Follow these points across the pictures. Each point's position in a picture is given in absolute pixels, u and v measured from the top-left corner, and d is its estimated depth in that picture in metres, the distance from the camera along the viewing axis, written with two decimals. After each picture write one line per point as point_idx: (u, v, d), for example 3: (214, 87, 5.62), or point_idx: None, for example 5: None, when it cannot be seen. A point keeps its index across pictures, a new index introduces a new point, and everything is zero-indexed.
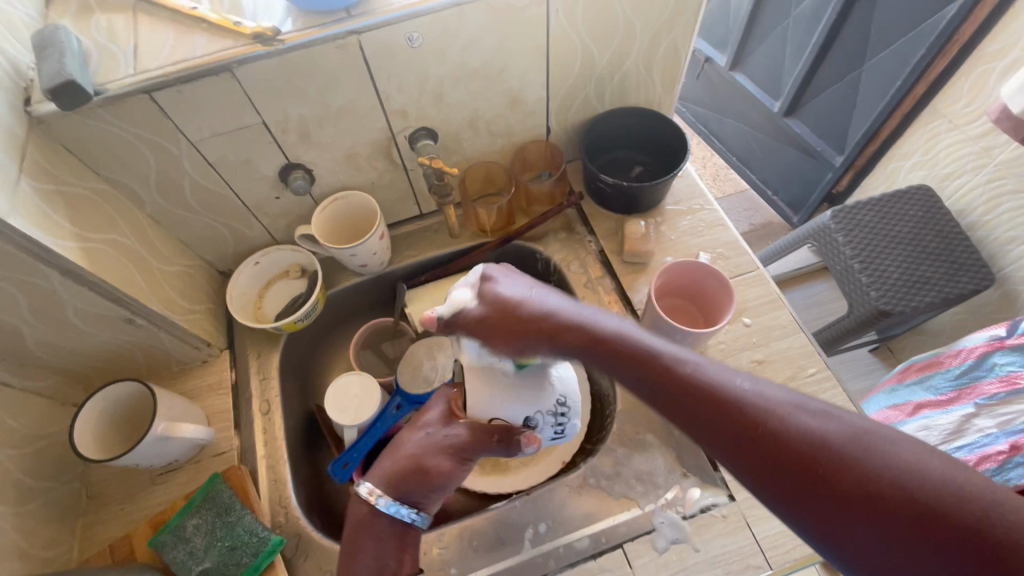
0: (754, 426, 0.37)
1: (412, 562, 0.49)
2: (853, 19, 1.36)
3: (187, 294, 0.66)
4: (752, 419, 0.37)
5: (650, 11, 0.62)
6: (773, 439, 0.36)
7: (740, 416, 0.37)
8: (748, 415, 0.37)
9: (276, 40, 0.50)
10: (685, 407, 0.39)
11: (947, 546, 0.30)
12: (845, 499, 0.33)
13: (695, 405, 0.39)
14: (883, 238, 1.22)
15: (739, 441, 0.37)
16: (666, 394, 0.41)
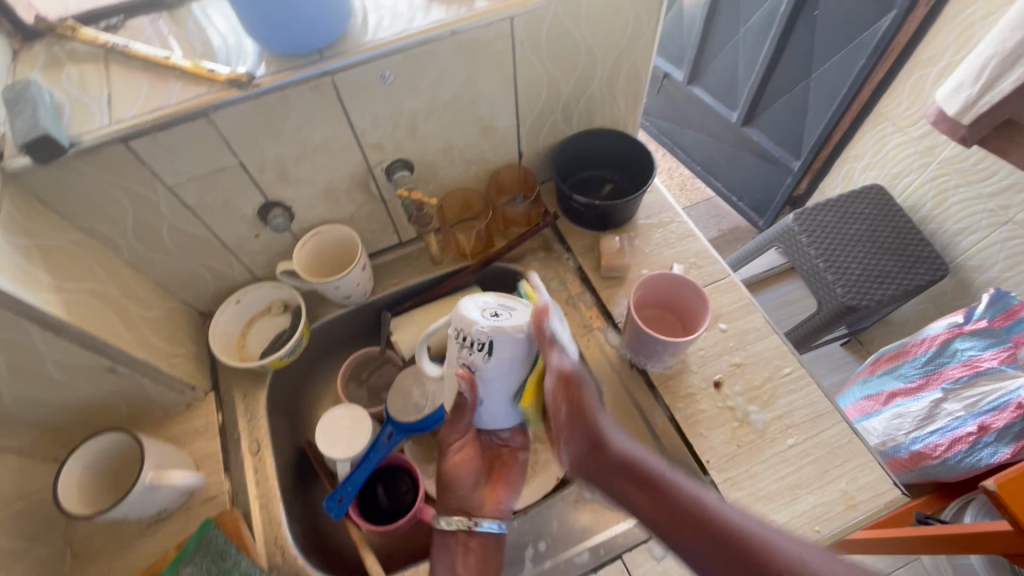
0: (686, 514, 0.44)
1: (479, 557, 0.54)
2: (797, 32, 1.43)
3: (169, 338, 0.65)
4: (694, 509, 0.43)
5: (609, 39, 0.66)
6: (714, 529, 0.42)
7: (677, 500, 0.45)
8: (690, 506, 0.44)
9: (252, 84, 0.51)
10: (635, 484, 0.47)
11: None
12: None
13: (656, 490, 0.46)
14: (844, 237, 1.28)
15: (663, 506, 0.45)
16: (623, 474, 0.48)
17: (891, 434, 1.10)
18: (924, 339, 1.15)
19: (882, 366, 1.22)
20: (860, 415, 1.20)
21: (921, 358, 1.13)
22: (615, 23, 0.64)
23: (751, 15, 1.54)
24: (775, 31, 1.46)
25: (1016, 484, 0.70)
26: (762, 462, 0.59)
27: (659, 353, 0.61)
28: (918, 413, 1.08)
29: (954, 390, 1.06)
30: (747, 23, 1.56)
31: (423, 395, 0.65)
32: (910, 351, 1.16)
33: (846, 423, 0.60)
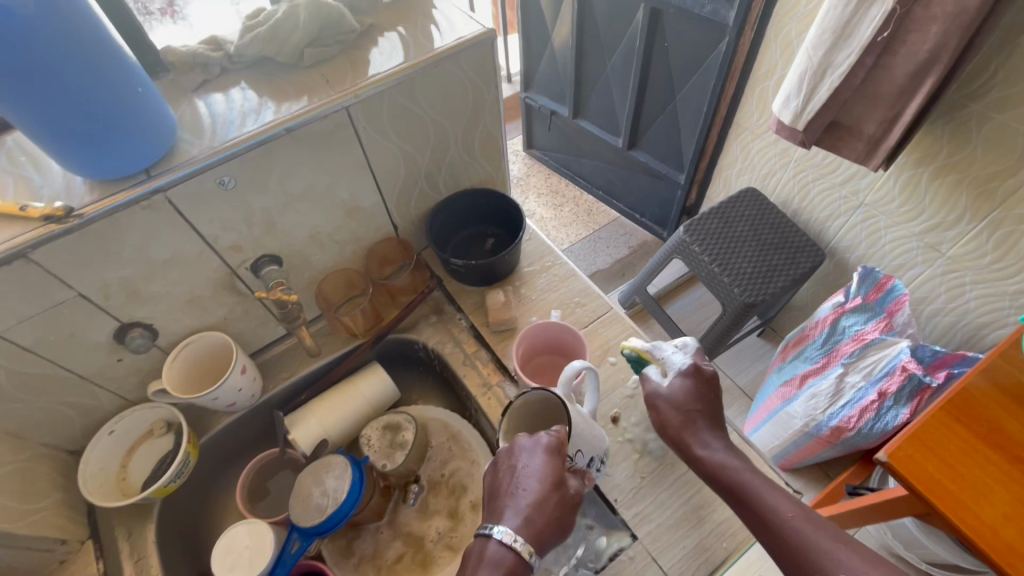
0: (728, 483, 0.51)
1: None
2: (655, 63, 1.56)
3: (26, 493, 0.59)
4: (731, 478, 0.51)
5: (454, 110, 0.69)
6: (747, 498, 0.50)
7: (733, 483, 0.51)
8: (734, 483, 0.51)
9: (70, 216, 0.49)
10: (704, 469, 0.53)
11: None
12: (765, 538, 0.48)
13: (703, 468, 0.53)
14: (731, 241, 1.38)
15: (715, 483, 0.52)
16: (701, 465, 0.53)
17: (812, 413, 1.17)
18: (818, 322, 1.22)
19: (791, 352, 1.29)
20: (784, 401, 1.27)
21: (818, 340, 1.21)
22: (456, 96, 0.67)
23: (613, 51, 1.66)
24: (636, 63, 1.58)
25: (904, 451, 0.69)
26: (665, 489, 0.60)
27: None
28: (828, 390, 1.15)
29: (852, 363, 1.13)
30: (612, 58, 1.68)
31: (325, 494, 0.62)
32: (810, 334, 1.24)
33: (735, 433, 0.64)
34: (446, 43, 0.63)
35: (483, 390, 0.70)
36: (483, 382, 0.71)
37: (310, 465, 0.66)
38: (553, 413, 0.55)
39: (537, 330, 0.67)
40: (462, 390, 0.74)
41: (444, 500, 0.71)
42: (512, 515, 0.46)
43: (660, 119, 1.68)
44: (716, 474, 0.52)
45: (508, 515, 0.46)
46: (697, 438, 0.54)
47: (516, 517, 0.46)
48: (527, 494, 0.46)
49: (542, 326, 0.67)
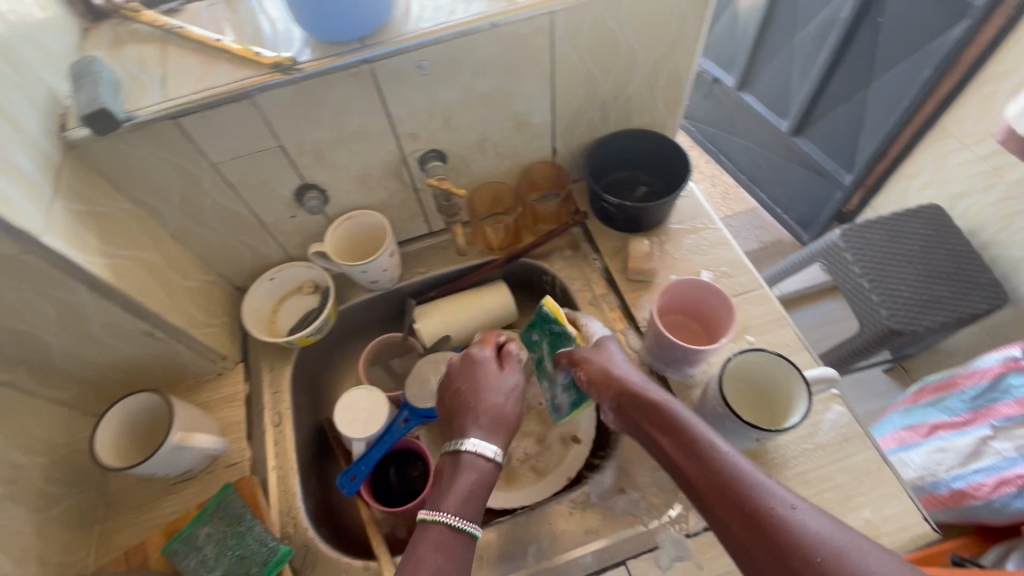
0: (720, 488, 0.41)
1: (466, 503, 0.47)
2: (859, 40, 1.36)
3: (205, 308, 0.68)
4: (731, 478, 0.41)
5: (650, 39, 0.64)
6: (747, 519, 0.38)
7: (735, 495, 0.40)
8: (730, 498, 0.40)
9: (294, 68, 0.53)
10: (691, 462, 0.43)
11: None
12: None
13: (697, 460, 0.43)
14: (893, 257, 1.21)
15: (706, 497, 0.41)
16: (685, 463, 0.44)
17: (931, 468, 0.96)
18: (974, 372, 1.06)
19: (927, 397, 1.13)
20: (896, 445, 1.10)
21: (969, 392, 1.04)
22: (658, 22, 0.62)
23: (810, 20, 1.47)
24: (835, 37, 1.40)
25: None
26: (781, 482, 0.57)
27: (678, 360, 0.61)
28: (963, 448, 0.97)
29: (1004, 428, 0.95)
30: (805, 28, 1.50)
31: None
32: (958, 383, 1.07)
33: (874, 450, 0.58)
34: None
35: None
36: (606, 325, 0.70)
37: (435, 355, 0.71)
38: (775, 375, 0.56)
39: (677, 286, 0.62)
40: None
41: (537, 425, 0.73)
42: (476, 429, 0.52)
43: (842, 107, 1.47)
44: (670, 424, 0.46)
45: (468, 430, 0.52)
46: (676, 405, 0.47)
47: (464, 431, 0.52)
48: (497, 413, 0.53)
49: (685, 282, 0.62)
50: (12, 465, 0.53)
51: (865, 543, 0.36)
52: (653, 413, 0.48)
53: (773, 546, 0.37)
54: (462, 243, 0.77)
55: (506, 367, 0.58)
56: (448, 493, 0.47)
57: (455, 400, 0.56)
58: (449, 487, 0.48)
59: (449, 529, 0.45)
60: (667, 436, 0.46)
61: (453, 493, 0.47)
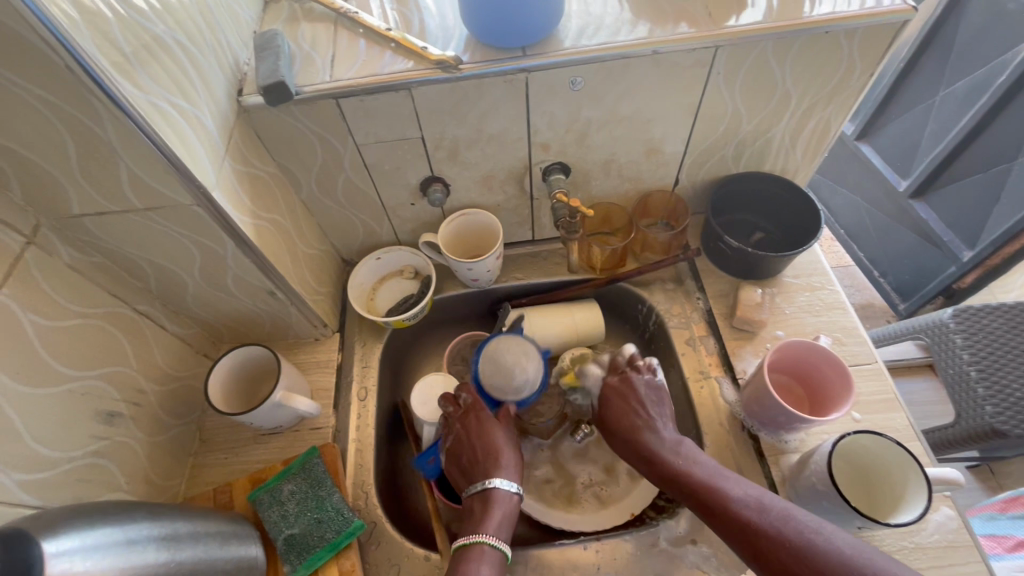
0: (745, 530, 0.47)
1: (500, 524, 0.56)
2: (1013, 107, 1.25)
3: (317, 276, 0.72)
4: (749, 522, 0.47)
5: (810, 86, 0.61)
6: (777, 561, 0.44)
7: (755, 533, 0.46)
8: (756, 539, 0.46)
9: (456, 68, 0.55)
10: (714, 513, 0.49)
11: None
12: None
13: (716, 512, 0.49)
14: (1009, 351, 1.09)
15: (740, 545, 0.47)
16: (708, 512, 0.50)
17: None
18: None
19: (1019, 509, 0.91)
20: None
21: None
22: (822, 72, 0.60)
23: (959, 78, 1.37)
24: (986, 100, 1.29)
25: None
26: None
27: (778, 423, 0.58)
28: None
29: None
30: (951, 86, 1.39)
31: (524, 380, 0.64)
32: None
33: (984, 565, 0.53)
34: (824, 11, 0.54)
35: (698, 376, 0.67)
36: (700, 368, 0.68)
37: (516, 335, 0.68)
38: (893, 461, 0.51)
39: (791, 346, 0.59)
40: (670, 366, 0.72)
41: (607, 452, 0.72)
42: (501, 471, 0.59)
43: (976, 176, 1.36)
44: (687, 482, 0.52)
45: (492, 471, 0.59)
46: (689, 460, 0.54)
47: (487, 474, 0.59)
48: (510, 457, 0.61)
49: (801, 344, 0.59)
50: (138, 389, 0.58)
51: (884, 557, 0.41)
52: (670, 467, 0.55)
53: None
54: (576, 262, 0.77)
55: (501, 421, 0.64)
56: (486, 523, 0.55)
57: (469, 450, 0.62)
58: (484, 517, 0.56)
59: (496, 553, 0.53)
60: (688, 490, 0.52)
61: (494, 521, 0.55)
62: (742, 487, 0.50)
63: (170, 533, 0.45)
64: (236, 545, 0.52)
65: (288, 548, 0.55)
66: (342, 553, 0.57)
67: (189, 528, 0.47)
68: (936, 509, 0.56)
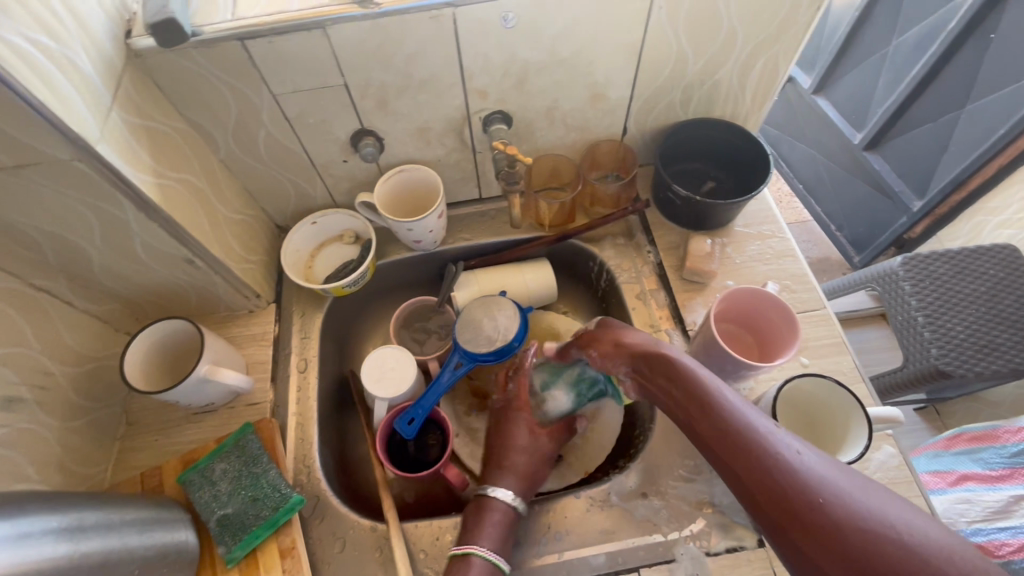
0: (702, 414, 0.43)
1: (491, 533, 0.52)
2: (964, 54, 1.25)
3: (245, 243, 0.67)
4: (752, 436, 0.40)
5: (757, 21, 0.58)
6: (767, 475, 0.38)
7: (749, 446, 0.40)
8: (747, 452, 0.40)
9: (373, 3, 0.50)
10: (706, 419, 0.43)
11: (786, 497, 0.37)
12: (796, 526, 0.37)
13: (713, 420, 0.42)
14: (955, 295, 1.11)
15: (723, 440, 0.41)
16: (699, 420, 0.43)
17: (951, 517, 0.83)
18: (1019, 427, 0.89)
19: (959, 445, 0.93)
20: None
21: (1011, 447, 0.87)
22: (769, 5, 0.57)
23: (912, 27, 1.36)
24: (938, 47, 1.28)
25: None
26: None
27: (727, 372, 0.57)
28: (993, 504, 0.82)
29: None
30: (903, 35, 1.39)
31: (495, 329, 0.64)
32: (998, 436, 0.90)
33: (922, 498, 0.54)
34: None
35: (649, 330, 0.66)
36: (651, 322, 0.67)
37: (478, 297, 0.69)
38: (836, 401, 0.51)
39: (740, 294, 0.58)
40: (622, 322, 0.71)
41: None
42: (505, 478, 0.56)
43: (926, 126, 1.37)
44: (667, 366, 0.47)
45: (490, 478, 0.57)
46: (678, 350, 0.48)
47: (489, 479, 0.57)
48: (519, 469, 0.57)
49: (747, 292, 0.58)
50: (43, 371, 0.53)
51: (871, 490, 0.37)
52: (665, 375, 0.47)
53: (789, 496, 0.37)
54: (520, 217, 0.73)
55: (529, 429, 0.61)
56: (477, 533, 0.52)
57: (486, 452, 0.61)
58: (476, 528, 0.52)
59: (485, 565, 0.50)
60: (682, 400, 0.45)
61: (484, 528, 0.52)
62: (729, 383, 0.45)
63: (75, 525, 0.41)
64: (161, 530, 0.49)
65: (222, 529, 0.52)
66: (281, 529, 0.54)
67: (100, 518, 0.43)
68: (878, 448, 0.57)
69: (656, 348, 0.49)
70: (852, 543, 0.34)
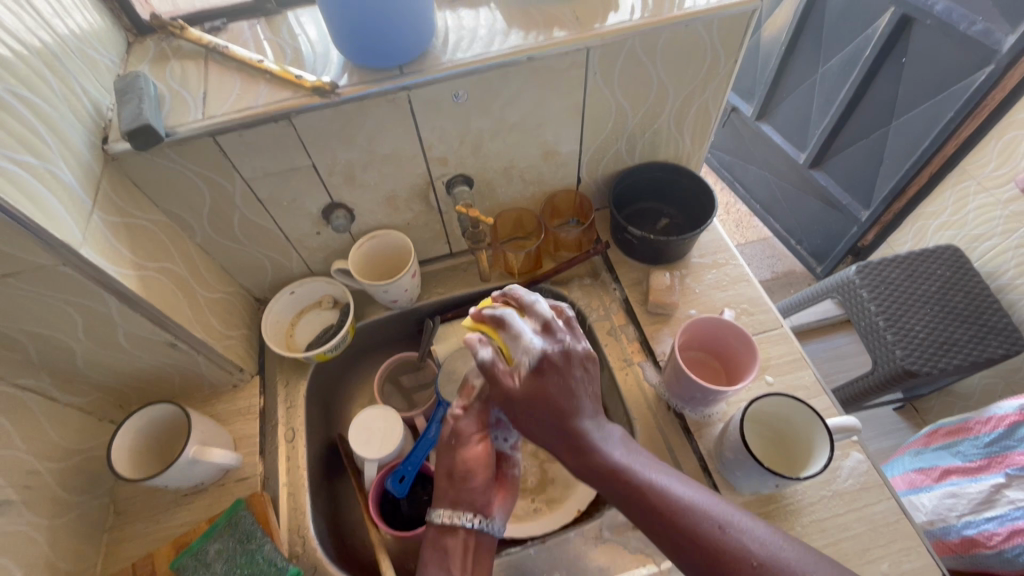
0: (653, 509, 0.42)
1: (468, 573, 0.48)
2: (881, 76, 1.36)
3: (226, 320, 0.69)
4: (677, 515, 0.41)
5: (683, 76, 0.65)
6: (730, 570, 0.39)
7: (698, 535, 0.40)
8: (708, 548, 0.40)
9: (333, 93, 0.54)
10: (618, 489, 0.44)
11: None
12: None
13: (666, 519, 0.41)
14: (910, 297, 1.16)
15: (675, 546, 0.41)
16: (642, 509, 0.42)
17: (940, 512, 0.86)
18: (989, 417, 0.90)
19: (938, 441, 0.96)
20: (905, 487, 0.97)
21: (983, 437, 0.89)
22: (691, 61, 0.63)
23: (833, 55, 1.48)
24: (859, 72, 1.39)
25: None
26: (797, 529, 0.57)
27: (697, 399, 0.60)
28: (974, 495, 0.84)
29: (1019, 476, 0.82)
30: (827, 63, 1.51)
31: None
32: (971, 428, 0.92)
33: (893, 500, 0.57)
34: (668, 12, 0.58)
35: (622, 364, 0.69)
36: (623, 357, 0.70)
37: (458, 350, 0.72)
38: (801, 417, 0.55)
39: (700, 323, 0.62)
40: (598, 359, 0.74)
41: None
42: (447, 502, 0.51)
43: (862, 143, 1.47)
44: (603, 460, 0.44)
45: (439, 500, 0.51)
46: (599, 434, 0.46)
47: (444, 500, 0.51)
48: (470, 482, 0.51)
49: (705, 321, 0.62)
50: (29, 471, 0.53)
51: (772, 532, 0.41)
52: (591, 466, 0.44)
53: None
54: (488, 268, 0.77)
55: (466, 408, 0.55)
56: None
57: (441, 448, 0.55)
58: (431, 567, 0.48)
59: None
60: (591, 473, 0.44)
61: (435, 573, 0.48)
62: (654, 468, 0.45)
63: None
64: None
65: None
66: None
67: None
68: (847, 455, 0.60)
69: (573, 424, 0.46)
70: None
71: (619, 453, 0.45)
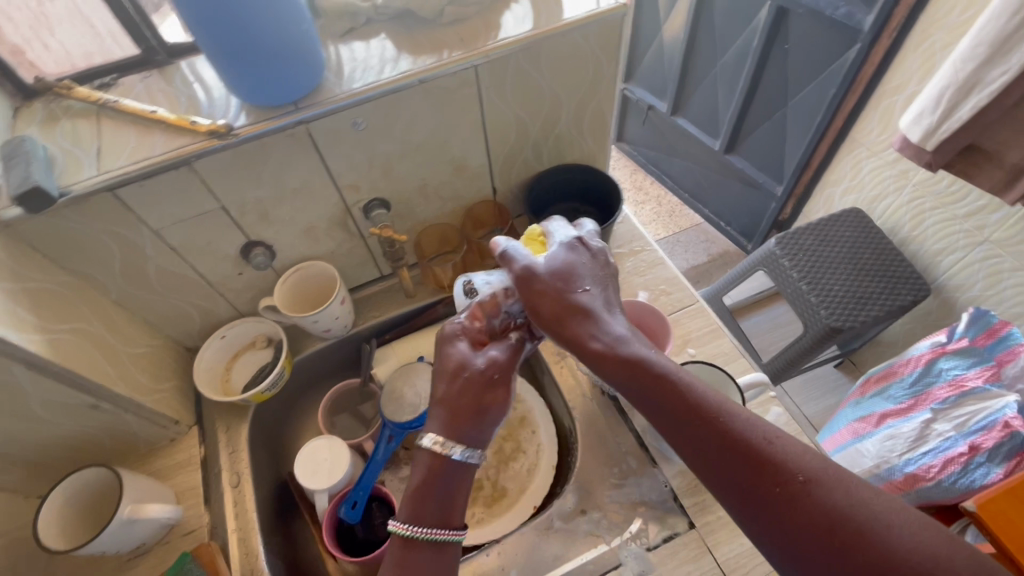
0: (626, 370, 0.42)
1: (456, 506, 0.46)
2: (771, 63, 1.48)
3: (153, 374, 0.67)
4: (685, 399, 0.40)
5: (572, 82, 0.69)
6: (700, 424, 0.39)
7: (690, 403, 0.40)
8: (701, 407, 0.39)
9: (230, 134, 0.55)
10: (639, 388, 0.42)
11: (745, 475, 0.37)
12: (778, 503, 0.36)
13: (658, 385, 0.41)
14: (825, 260, 1.25)
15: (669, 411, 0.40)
16: (617, 369, 0.43)
17: (884, 455, 0.89)
18: (909, 359, 0.99)
19: (872, 389, 1.04)
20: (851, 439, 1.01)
21: (907, 378, 0.97)
22: (577, 67, 0.68)
23: (727, 49, 1.60)
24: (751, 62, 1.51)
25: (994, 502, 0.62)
26: None
27: None
28: (909, 434, 0.89)
29: (943, 410, 0.88)
30: (723, 56, 1.63)
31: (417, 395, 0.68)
32: (897, 372, 1.00)
33: None
34: (545, 25, 0.62)
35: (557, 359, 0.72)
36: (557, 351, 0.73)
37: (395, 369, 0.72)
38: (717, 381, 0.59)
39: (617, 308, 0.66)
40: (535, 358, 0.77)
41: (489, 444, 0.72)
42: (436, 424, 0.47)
43: (766, 125, 1.58)
44: (568, 316, 0.46)
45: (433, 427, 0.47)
46: (585, 290, 0.47)
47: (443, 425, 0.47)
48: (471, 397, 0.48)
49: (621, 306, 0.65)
50: None
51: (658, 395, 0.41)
52: (571, 323, 0.46)
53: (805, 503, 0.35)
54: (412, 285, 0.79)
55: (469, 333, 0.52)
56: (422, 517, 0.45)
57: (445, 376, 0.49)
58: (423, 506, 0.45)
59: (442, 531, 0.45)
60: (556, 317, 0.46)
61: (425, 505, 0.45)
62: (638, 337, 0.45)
63: None
64: None
65: None
66: None
67: None
68: (768, 411, 0.65)
69: (555, 292, 0.47)
70: (839, 511, 0.34)
71: (603, 314, 0.46)
